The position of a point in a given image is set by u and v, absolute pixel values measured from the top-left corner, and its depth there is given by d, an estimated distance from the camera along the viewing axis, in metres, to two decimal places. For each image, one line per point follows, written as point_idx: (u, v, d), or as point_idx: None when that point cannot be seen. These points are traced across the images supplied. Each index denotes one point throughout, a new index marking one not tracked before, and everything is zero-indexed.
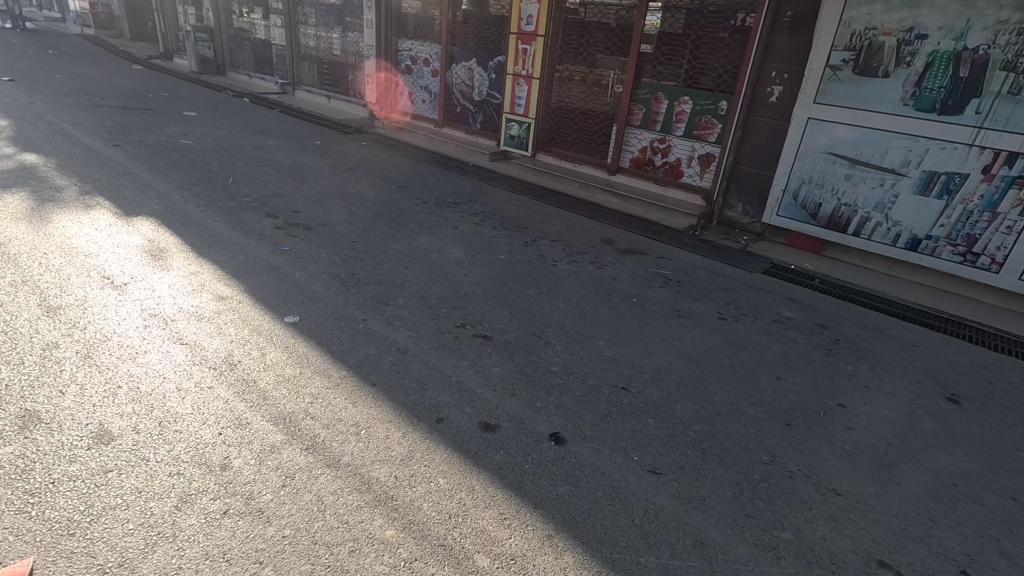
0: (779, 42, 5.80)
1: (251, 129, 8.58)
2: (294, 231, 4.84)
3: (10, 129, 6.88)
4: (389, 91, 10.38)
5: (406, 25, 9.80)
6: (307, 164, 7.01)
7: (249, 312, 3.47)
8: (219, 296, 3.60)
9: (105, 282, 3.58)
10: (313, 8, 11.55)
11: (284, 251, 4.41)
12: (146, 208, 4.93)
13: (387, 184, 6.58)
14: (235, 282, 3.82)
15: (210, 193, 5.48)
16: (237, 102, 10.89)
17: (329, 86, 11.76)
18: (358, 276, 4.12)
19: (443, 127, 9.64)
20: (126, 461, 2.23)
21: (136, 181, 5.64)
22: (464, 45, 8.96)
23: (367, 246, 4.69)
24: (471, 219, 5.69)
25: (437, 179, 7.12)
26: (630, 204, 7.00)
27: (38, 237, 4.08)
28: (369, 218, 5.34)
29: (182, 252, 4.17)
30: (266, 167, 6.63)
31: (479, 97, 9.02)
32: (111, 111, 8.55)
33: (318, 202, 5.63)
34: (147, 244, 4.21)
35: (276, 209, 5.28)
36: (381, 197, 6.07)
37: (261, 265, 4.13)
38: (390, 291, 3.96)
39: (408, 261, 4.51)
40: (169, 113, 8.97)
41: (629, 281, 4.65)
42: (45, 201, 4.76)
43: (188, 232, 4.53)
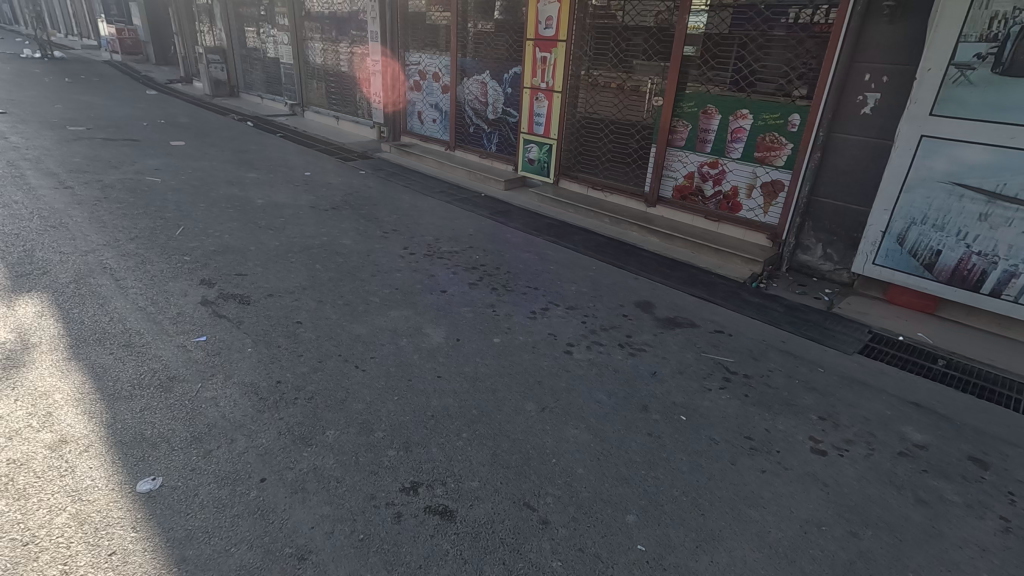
0: (875, 35, 4.32)
1: (237, 159, 7.62)
2: (225, 307, 3.68)
3: None
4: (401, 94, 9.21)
5: (414, 36, 8.71)
6: (282, 203, 5.91)
7: (88, 471, 2.30)
8: (58, 440, 2.44)
9: None
10: (319, 22, 10.62)
11: (196, 344, 3.24)
12: (47, 277, 3.89)
13: (371, 227, 5.40)
14: (98, 408, 2.66)
15: (144, 252, 4.42)
16: (237, 127, 10.05)
17: (337, 105, 10.83)
18: (284, 388, 2.91)
19: (455, 149, 8.47)
20: None
21: (61, 235, 4.63)
22: (477, 56, 7.80)
23: (313, 329, 3.49)
24: (466, 278, 4.42)
25: (435, 217, 5.90)
26: (673, 245, 5.60)
27: None
28: (331, 282, 4.15)
29: (54, 352, 3.06)
30: (231, 210, 5.57)
31: (494, 114, 7.81)
32: (88, 144, 7.75)
33: (273, 258, 4.49)
34: (12, 340, 3.13)
35: (216, 272, 4.15)
36: (358, 246, 4.89)
37: (152, 371, 2.98)
38: (319, 416, 2.73)
39: (364, 353, 3.28)
40: (153, 144, 8.12)
41: (674, 380, 3.27)
42: None
43: (80, 316, 3.43)
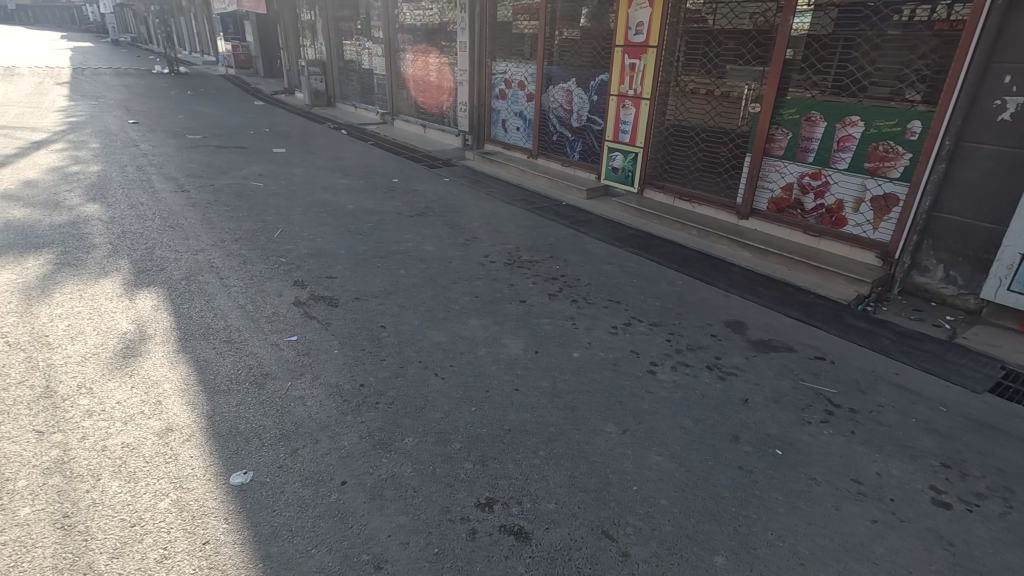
0: (1018, 31, 3.81)
1: (331, 166, 8.04)
2: (315, 308, 3.85)
3: (96, 174, 6.83)
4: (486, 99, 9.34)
5: (501, 45, 8.82)
6: (370, 209, 6.14)
7: (189, 460, 2.45)
8: (165, 428, 2.63)
9: (40, 398, 2.78)
10: (411, 33, 11.01)
11: (288, 343, 3.40)
12: (164, 274, 4.25)
13: (453, 234, 5.48)
14: (200, 399, 2.85)
15: (246, 252, 4.73)
16: (333, 135, 10.62)
17: (425, 114, 11.17)
18: (367, 391, 2.98)
19: (537, 157, 8.46)
20: None
21: (176, 235, 5.06)
22: (563, 64, 7.76)
23: (395, 334, 3.56)
24: (546, 289, 4.36)
25: (516, 225, 5.89)
26: (767, 260, 5.24)
27: (16, 322, 3.45)
28: (413, 287, 4.24)
29: (166, 344, 3.33)
30: (324, 214, 5.86)
31: (578, 122, 7.72)
32: (203, 151, 8.47)
33: (361, 262, 4.65)
34: (132, 331, 3.44)
35: (308, 274, 4.36)
36: (441, 252, 4.97)
37: (248, 367, 3.15)
38: (398, 422, 2.76)
39: (443, 361, 3.30)
40: (259, 151, 8.75)
41: (768, 409, 3.02)
42: (63, 266, 4.25)
43: (189, 312, 3.71)
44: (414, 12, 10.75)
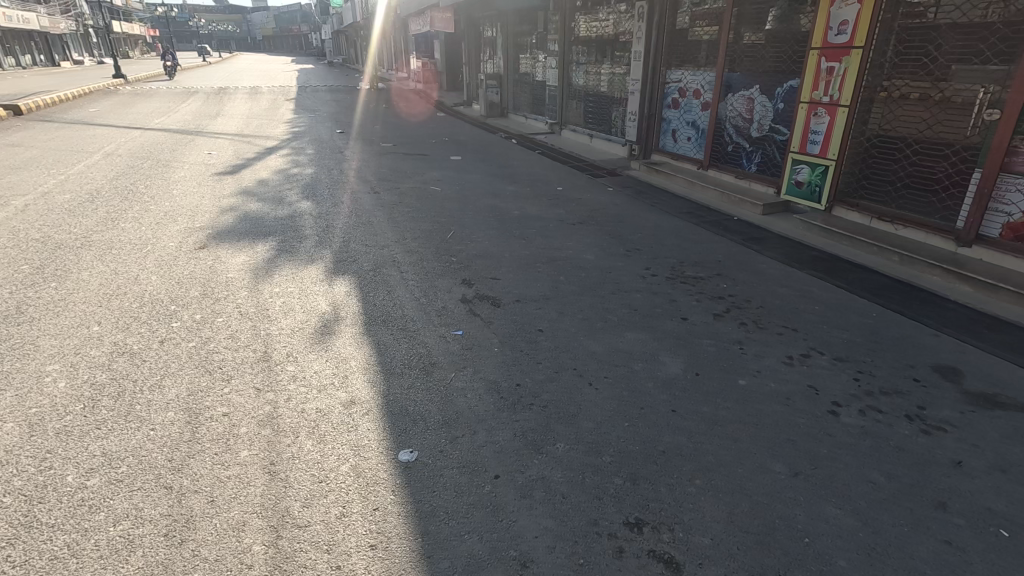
0: None
1: (501, 173, 8.47)
2: (480, 307, 4.07)
3: (310, 176, 8.01)
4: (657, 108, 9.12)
5: (677, 53, 8.55)
6: (535, 215, 6.34)
7: (366, 432, 2.75)
8: (349, 401, 2.98)
9: (259, 361, 3.33)
10: (586, 45, 11.17)
11: (454, 337, 3.64)
12: (356, 264, 4.84)
13: (614, 244, 5.43)
14: (379, 378, 3.19)
15: (423, 250, 5.19)
16: (503, 144, 11.19)
17: (593, 124, 11.25)
18: (522, 391, 3.07)
19: (708, 169, 8.03)
20: None
21: (367, 231, 5.72)
22: (746, 70, 7.27)
23: (552, 339, 3.61)
24: (711, 308, 4.10)
25: (681, 239, 5.64)
26: (995, 298, 4.34)
27: (246, 296, 4.18)
28: (572, 295, 4.27)
29: (355, 326, 3.78)
30: (492, 219, 6.18)
31: (759, 132, 7.17)
32: (393, 158, 9.48)
33: (523, 266, 4.82)
34: (329, 312, 3.96)
35: (475, 274, 4.64)
36: (600, 262, 4.95)
37: (419, 354, 3.44)
38: (550, 426, 2.79)
39: (598, 371, 3.27)
40: (438, 158, 9.55)
41: (990, 479, 2.48)
42: (282, 252, 5.06)
43: (373, 300, 4.17)
44: (590, 23, 10.88)
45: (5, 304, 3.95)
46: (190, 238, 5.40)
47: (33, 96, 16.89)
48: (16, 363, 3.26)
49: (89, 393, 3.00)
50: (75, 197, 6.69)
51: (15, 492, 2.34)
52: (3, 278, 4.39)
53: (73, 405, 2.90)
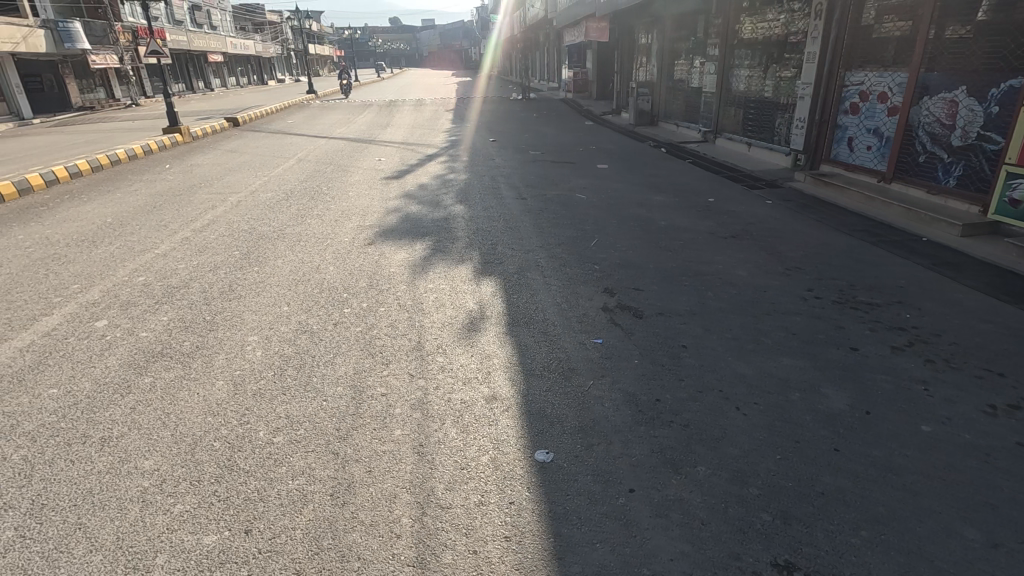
0: None
1: (648, 183, 8.27)
2: (621, 317, 4.02)
3: (463, 181, 8.53)
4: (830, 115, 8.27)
5: (861, 53, 7.67)
6: (683, 227, 6.10)
7: (505, 427, 2.86)
8: (491, 396, 3.12)
9: (413, 350, 3.63)
10: (750, 48, 10.49)
11: (593, 344, 3.64)
12: (502, 266, 5.05)
13: (772, 261, 5.02)
14: (519, 377, 3.30)
15: (566, 256, 5.26)
16: (652, 153, 10.92)
17: (752, 132, 10.52)
18: (662, 407, 2.97)
19: (892, 182, 7.09)
20: None
21: (514, 235, 5.94)
22: (949, 69, 6.30)
23: (696, 357, 3.45)
24: (888, 340, 3.61)
25: (854, 260, 5.04)
26: None
27: (405, 289, 4.58)
28: (720, 312, 4.04)
29: (499, 325, 3.95)
30: (638, 229, 6.06)
31: (962, 140, 6.17)
32: (540, 165, 9.74)
33: (668, 279, 4.67)
34: (476, 309, 4.19)
35: (617, 284, 4.59)
36: (755, 279, 4.61)
37: (559, 359, 3.49)
38: (691, 446, 2.67)
39: (747, 396, 3.05)
40: (585, 167, 9.60)
41: None
42: (437, 252, 5.46)
43: (517, 302, 4.32)
44: (757, 25, 10.19)
45: (222, 282, 4.78)
46: (361, 235, 6.05)
47: (249, 110, 20.17)
48: (228, 332, 3.92)
49: (278, 363, 3.51)
50: (274, 195, 7.85)
51: (222, 437, 2.82)
52: (221, 261, 5.30)
53: (266, 371, 3.42)
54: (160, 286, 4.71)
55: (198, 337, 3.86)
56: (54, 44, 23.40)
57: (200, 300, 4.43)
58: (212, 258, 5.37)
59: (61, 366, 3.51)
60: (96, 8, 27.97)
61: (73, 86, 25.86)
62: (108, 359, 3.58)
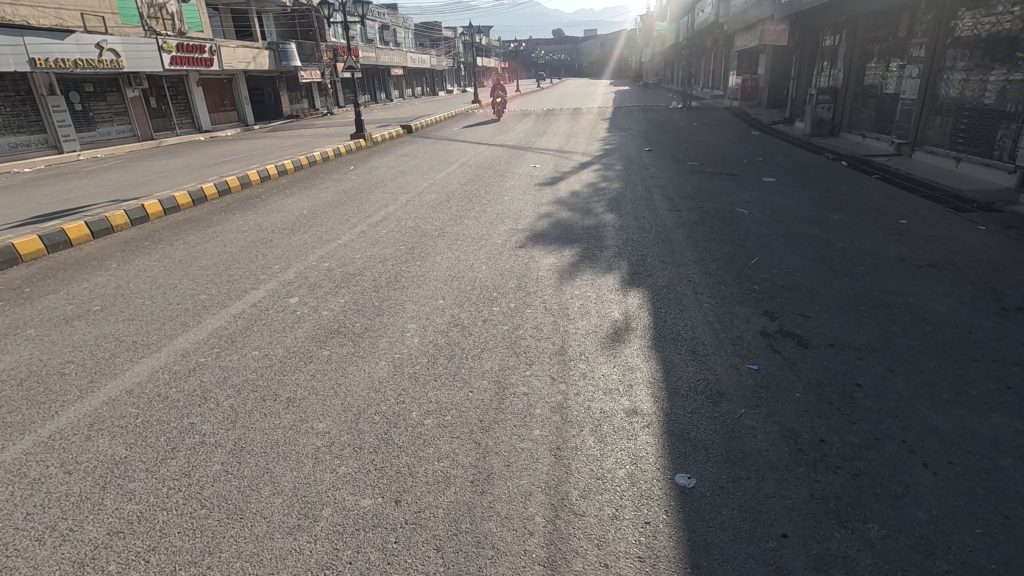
0: None
1: (824, 200, 7.46)
2: (783, 343, 3.67)
3: (615, 190, 8.45)
4: None
5: None
6: (865, 250, 5.40)
7: (645, 444, 2.77)
8: (631, 409, 3.05)
9: (557, 354, 3.68)
10: (967, 47, 8.97)
11: (748, 370, 3.37)
12: (651, 278, 4.91)
13: (983, 298, 4.23)
14: (662, 394, 3.17)
15: (722, 273, 4.95)
16: (830, 167, 9.84)
17: (963, 144, 8.98)
18: (828, 450, 2.65)
19: None
20: (401, 570, 2.12)
21: (666, 248, 5.74)
22: None
23: (875, 399, 3.02)
24: None
25: None
26: None
27: (552, 293, 4.66)
28: (909, 351, 3.50)
29: (644, 338, 3.84)
30: (809, 249, 5.50)
31: None
32: (699, 176, 9.28)
33: (842, 307, 4.17)
34: (621, 320, 4.13)
35: (780, 307, 4.20)
36: (957, 317, 3.92)
37: (708, 380, 3.29)
38: (862, 500, 2.35)
39: (940, 454, 2.59)
40: (749, 179, 8.95)
41: None
42: (585, 258, 5.47)
43: (665, 316, 4.16)
44: (980, 20, 8.68)
45: (389, 273, 5.28)
46: (513, 237, 6.29)
47: (423, 118, 22.07)
48: (391, 318, 4.32)
49: (432, 351, 3.78)
50: (438, 197, 8.49)
51: (381, 413, 3.12)
52: (390, 254, 5.86)
53: (421, 358, 3.70)
54: (340, 272, 5.35)
55: (368, 320, 4.31)
56: (276, 63, 27.89)
57: (371, 287, 4.94)
58: (383, 251, 5.96)
59: (263, 332, 4.15)
60: (308, 31, 32.70)
61: (285, 98, 30.49)
62: (296, 331, 4.15)
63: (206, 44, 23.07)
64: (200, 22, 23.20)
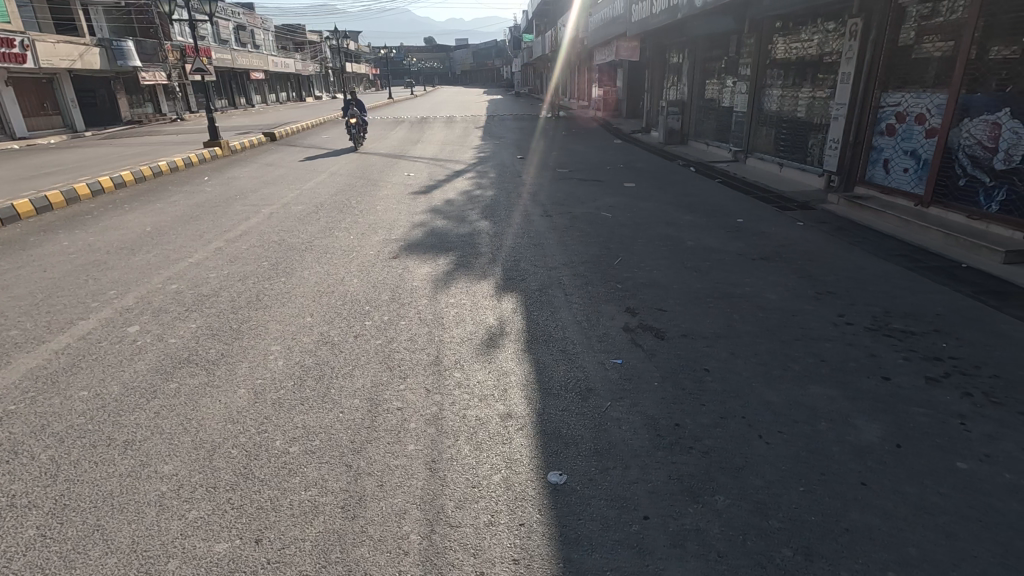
0: None
1: (677, 202, 8.19)
2: (643, 337, 3.95)
3: (490, 197, 8.59)
4: (865, 137, 8.10)
5: (897, 73, 7.51)
6: (710, 247, 6.02)
7: (520, 447, 2.83)
8: (506, 413, 3.10)
9: (432, 364, 3.63)
10: (782, 68, 10.38)
11: (613, 365, 3.58)
12: (524, 282, 5.04)
13: (803, 285, 4.89)
14: (535, 396, 3.26)
15: (589, 274, 5.22)
16: (681, 172, 10.84)
17: (784, 152, 10.36)
18: (682, 433, 2.89)
19: (931, 206, 6.89)
20: None
21: (538, 252, 5.94)
22: (992, 91, 6.11)
23: (720, 381, 3.36)
24: (924, 369, 3.47)
25: (889, 285, 4.86)
26: None
27: (426, 303, 4.60)
28: (747, 336, 3.94)
29: (518, 342, 3.93)
30: (664, 248, 5.99)
31: (1006, 164, 5.98)
32: (568, 183, 9.75)
33: (692, 300, 4.59)
34: (496, 325, 4.19)
35: (640, 303, 4.53)
36: (784, 303, 4.49)
37: (577, 378, 3.44)
38: (711, 474, 2.59)
39: (773, 426, 2.93)
40: (612, 185, 9.57)
41: None
42: (460, 266, 5.49)
43: (537, 319, 4.29)
44: (790, 44, 10.09)
45: (249, 292, 4.89)
46: (386, 248, 6.13)
47: (287, 125, 20.81)
48: (251, 341, 4.00)
49: (298, 373, 3.55)
50: (305, 208, 8.05)
51: (240, 445, 2.86)
52: (251, 271, 5.44)
53: (287, 381, 3.46)
54: (190, 294, 4.85)
55: (224, 345, 3.94)
56: (110, 62, 24.78)
57: (228, 309, 4.54)
58: (242, 268, 5.51)
59: (93, 369, 3.62)
60: (146, 27, 29.37)
61: (123, 101, 27.16)
62: (136, 364, 3.68)
63: (16, 37, 19.86)
64: (6, 11, 19.91)
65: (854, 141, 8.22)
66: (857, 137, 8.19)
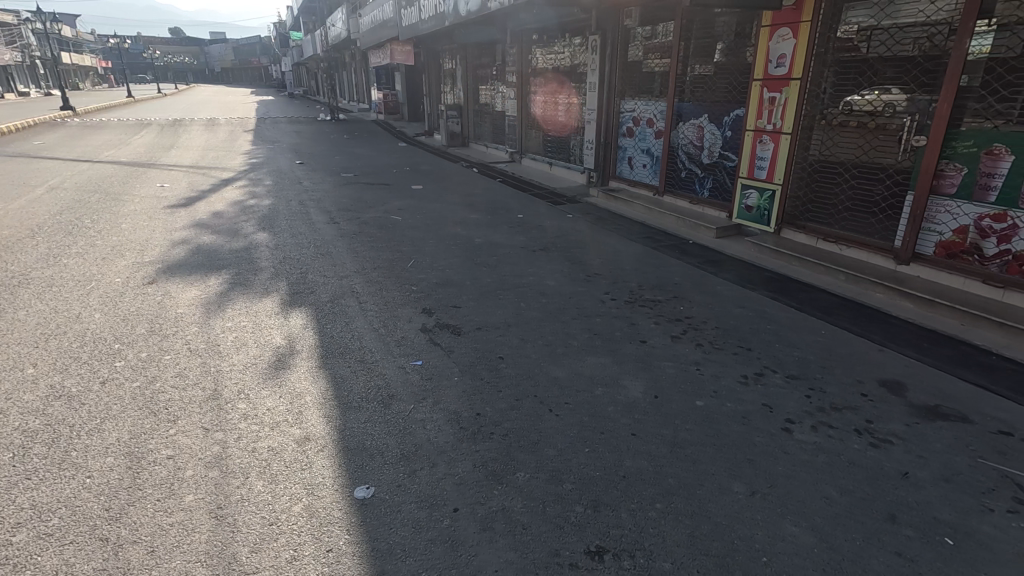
0: None
1: (464, 203, 8.51)
2: (440, 336, 4.03)
3: (267, 207, 7.86)
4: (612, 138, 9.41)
5: (630, 84, 8.89)
6: (497, 243, 6.39)
7: (321, 469, 2.66)
8: (303, 437, 2.88)
9: (208, 400, 3.20)
10: (542, 76, 11.49)
11: (413, 367, 3.59)
12: (313, 295, 4.74)
13: (576, 270, 5.50)
14: (333, 413, 3.09)
15: (383, 280, 5.13)
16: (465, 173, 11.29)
17: (552, 152, 11.51)
18: (482, 422, 3.02)
19: (664, 195, 8.32)
20: None
21: (326, 262, 5.63)
22: (695, 100, 7.62)
23: (514, 367, 3.60)
24: (669, 330, 4.19)
25: (642, 264, 5.74)
26: (933, 312, 4.57)
27: (197, 331, 4.03)
28: (534, 321, 4.28)
29: (310, 359, 3.68)
30: (455, 247, 6.19)
31: (710, 159, 7.52)
32: (354, 188, 9.42)
33: (484, 294, 4.82)
34: (284, 345, 3.86)
35: (436, 303, 4.61)
36: (562, 288, 5.00)
37: (377, 387, 3.36)
38: (511, 454, 2.76)
39: (561, 400, 3.24)
40: (401, 188, 9.53)
41: (936, 489, 2.57)
42: (236, 285, 4.92)
43: (330, 332, 4.07)
44: (547, 55, 11.22)
45: None
46: (138, 273, 5.19)
47: None
48: None
49: (19, 441, 2.81)
50: (15, 233, 6.38)
51: None
52: None
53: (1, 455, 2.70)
54: None
55: None
56: None
57: None
58: None
59: None
60: None
61: None
62: None
63: None
64: None
65: (604, 142, 9.49)
66: (606, 138, 9.47)
